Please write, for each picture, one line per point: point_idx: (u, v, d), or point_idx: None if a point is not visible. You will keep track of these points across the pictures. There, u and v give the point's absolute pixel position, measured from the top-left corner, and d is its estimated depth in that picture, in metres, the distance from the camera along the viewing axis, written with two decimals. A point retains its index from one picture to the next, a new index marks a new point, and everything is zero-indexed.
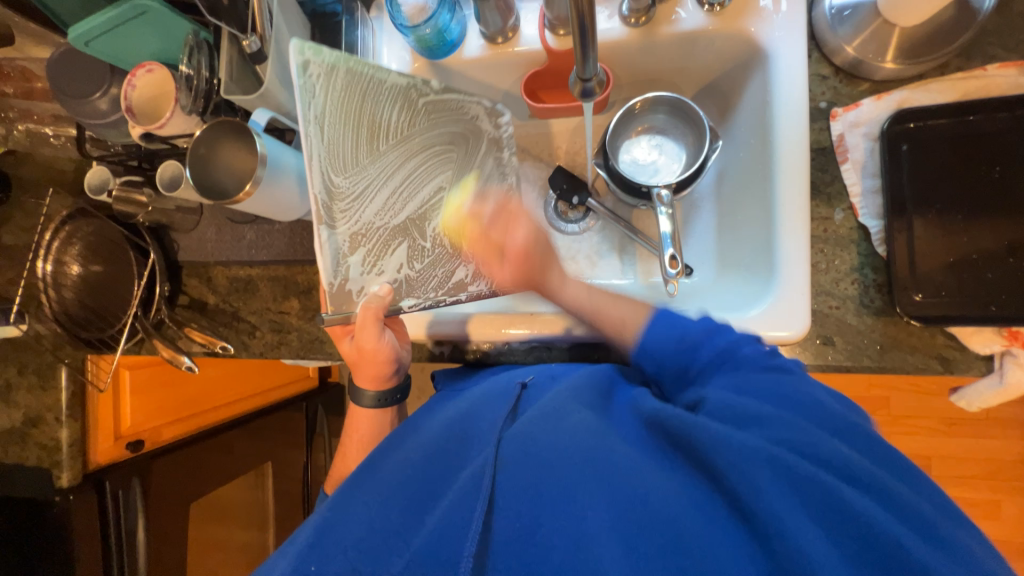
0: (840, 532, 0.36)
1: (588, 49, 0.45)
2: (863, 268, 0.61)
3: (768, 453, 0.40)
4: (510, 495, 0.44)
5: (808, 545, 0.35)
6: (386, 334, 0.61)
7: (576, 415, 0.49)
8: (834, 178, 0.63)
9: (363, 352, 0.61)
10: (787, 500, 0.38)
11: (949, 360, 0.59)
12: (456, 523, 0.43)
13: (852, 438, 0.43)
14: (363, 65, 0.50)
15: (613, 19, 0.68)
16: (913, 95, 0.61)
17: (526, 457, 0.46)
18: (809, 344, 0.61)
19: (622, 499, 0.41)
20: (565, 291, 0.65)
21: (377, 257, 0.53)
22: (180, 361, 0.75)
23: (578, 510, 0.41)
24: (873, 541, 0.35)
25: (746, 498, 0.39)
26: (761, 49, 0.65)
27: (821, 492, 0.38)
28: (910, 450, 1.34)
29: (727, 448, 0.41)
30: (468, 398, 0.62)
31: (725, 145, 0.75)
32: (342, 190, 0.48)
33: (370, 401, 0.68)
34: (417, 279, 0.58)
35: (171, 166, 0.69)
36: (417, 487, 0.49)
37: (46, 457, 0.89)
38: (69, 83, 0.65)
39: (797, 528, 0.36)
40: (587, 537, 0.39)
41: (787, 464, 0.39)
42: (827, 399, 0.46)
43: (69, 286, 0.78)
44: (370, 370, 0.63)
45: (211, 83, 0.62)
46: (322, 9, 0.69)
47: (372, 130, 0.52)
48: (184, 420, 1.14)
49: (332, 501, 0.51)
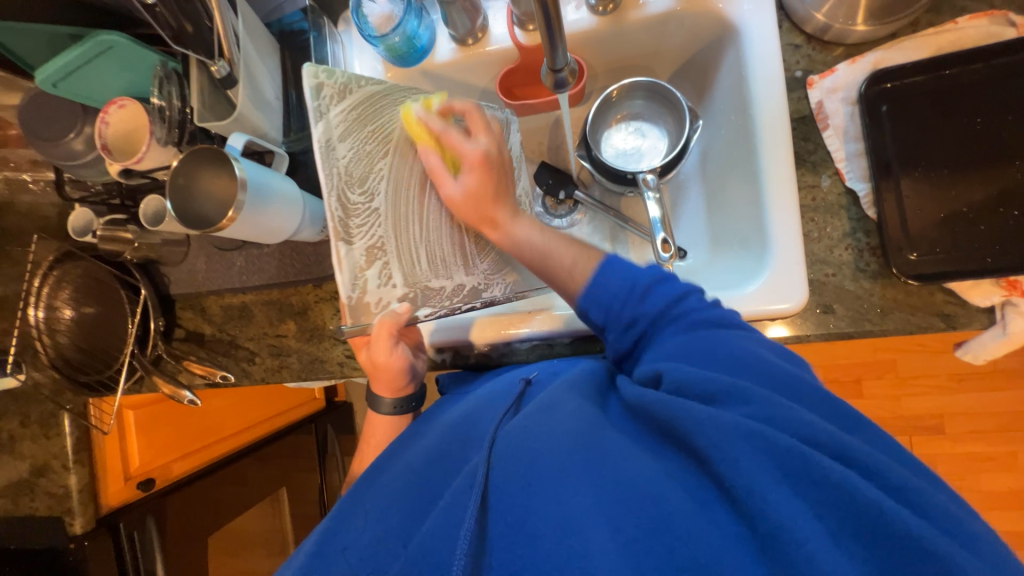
0: (821, 504, 0.36)
1: (557, 41, 0.46)
2: (856, 233, 0.61)
3: (748, 427, 0.39)
4: (503, 490, 0.43)
5: (787, 514, 0.35)
6: (400, 345, 0.63)
7: (570, 407, 0.47)
8: (817, 146, 0.63)
9: (378, 365, 0.62)
10: (767, 475, 0.37)
11: (952, 316, 0.58)
12: (451, 524, 0.42)
13: (824, 403, 0.43)
14: (372, 83, 0.53)
15: (581, 9, 0.67)
16: (887, 55, 0.61)
17: (517, 452, 0.44)
18: (809, 315, 0.61)
19: (607, 489, 0.40)
20: (516, 228, 0.60)
21: (390, 267, 0.52)
22: (181, 396, 0.75)
23: (565, 494, 0.40)
24: (855, 509, 0.35)
25: (729, 478, 0.38)
26: (730, 25, 0.64)
27: (799, 462, 0.37)
28: (920, 410, 1.34)
29: (709, 427, 0.40)
30: (472, 399, 0.60)
31: (706, 125, 0.75)
32: (355, 204, 0.50)
33: (388, 409, 0.67)
34: (434, 290, 0.57)
35: (154, 201, 0.68)
36: (417, 489, 0.49)
37: (57, 505, 0.88)
38: (41, 127, 0.65)
39: (777, 501, 0.35)
40: (575, 525, 0.38)
41: (768, 439, 0.38)
42: (770, 355, 0.46)
43: (62, 331, 0.77)
44: (390, 382, 0.65)
45: (184, 112, 0.61)
46: (291, 27, 0.69)
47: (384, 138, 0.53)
48: (193, 455, 1.13)
49: (335, 509, 0.53)
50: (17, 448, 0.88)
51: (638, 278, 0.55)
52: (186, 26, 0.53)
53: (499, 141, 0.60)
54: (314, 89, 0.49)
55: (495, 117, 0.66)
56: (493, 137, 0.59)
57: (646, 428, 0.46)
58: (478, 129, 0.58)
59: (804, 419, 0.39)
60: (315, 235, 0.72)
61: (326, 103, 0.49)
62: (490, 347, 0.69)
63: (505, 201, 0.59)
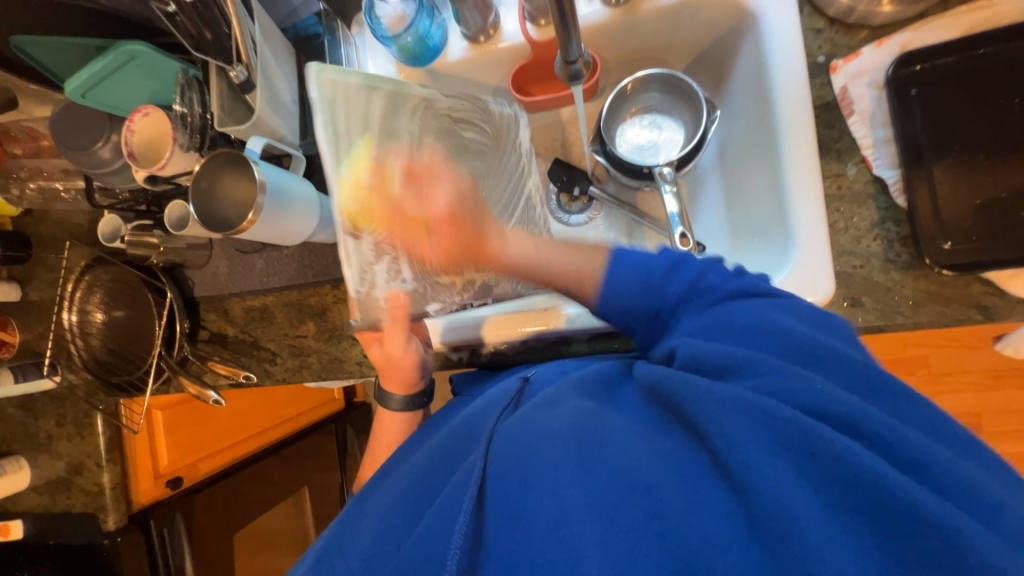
0: (823, 480, 0.34)
1: (571, 31, 0.45)
2: (885, 223, 0.58)
3: (746, 399, 0.38)
4: (498, 483, 0.43)
5: (784, 491, 0.34)
6: (413, 340, 0.66)
7: (570, 403, 0.46)
8: (842, 133, 0.61)
9: (392, 359, 0.64)
10: (763, 450, 0.36)
11: (990, 308, 0.55)
12: (449, 512, 0.43)
13: (836, 369, 0.41)
14: (378, 78, 0.51)
15: (593, 2, 0.67)
16: (917, 36, 0.58)
17: (514, 440, 0.45)
18: (836, 308, 0.59)
19: (605, 474, 0.39)
20: (513, 247, 0.58)
21: (398, 262, 0.54)
22: (207, 396, 0.77)
23: (556, 486, 0.40)
24: (858, 486, 0.33)
25: (723, 454, 0.37)
26: (747, 12, 0.63)
27: (799, 435, 0.35)
28: (955, 408, 1.28)
29: (707, 402, 0.39)
30: (479, 398, 0.59)
31: (723, 116, 0.74)
32: (364, 204, 0.49)
33: (398, 405, 0.69)
34: (443, 285, 0.61)
35: (177, 206, 0.70)
36: (424, 483, 0.50)
37: (91, 502, 0.91)
38: (71, 136, 0.67)
39: (770, 474, 0.35)
40: (567, 512, 0.39)
41: (767, 411, 0.37)
42: (800, 326, 0.43)
43: (95, 333, 0.81)
44: (396, 375, 0.66)
45: (205, 118, 0.63)
46: (305, 32, 0.70)
47: (389, 136, 0.52)
48: (217, 454, 1.15)
49: (345, 511, 0.54)
50: (54, 447, 0.92)
51: (652, 269, 0.51)
52: (205, 33, 0.54)
53: (463, 176, 0.57)
54: (320, 86, 0.45)
55: (500, 113, 0.71)
56: (458, 179, 0.56)
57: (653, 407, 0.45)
58: (440, 168, 0.55)
59: (810, 390, 0.38)
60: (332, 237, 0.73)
61: (333, 96, 0.46)
62: (507, 345, 0.69)
63: (491, 219, 0.58)
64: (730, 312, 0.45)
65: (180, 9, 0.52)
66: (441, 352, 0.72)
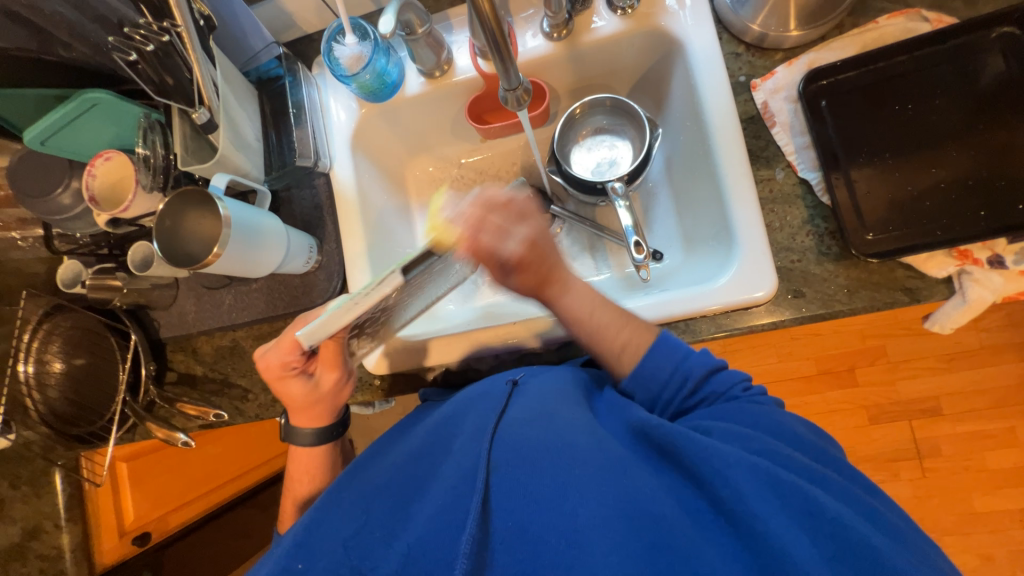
0: (818, 533, 0.39)
1: (507, 62, 0.51)
2: (814, 219, 0.64)
3: (751, 463, 0.43)
4: (504, 496, 0.45)
5: (791, 542, 0.38)
6: (313, 378, 0.62)
7: (563, 420, 0.52)
8: (768, 142, 0.67)
9: (319, 395, 0.62)
10: (770, 504, 0.40)
11: (914, 290, 0.60)
12: (451, 527, 0.44)
13: (814, 453, 0.48)
14: (428, 292, 0.63)
15: (537, 37, 0.73)
16: (820, 56, 0.66)
17: (517, 456, 0.48)
18: (781, 300, 0.63)
19: (614, 503, 0.43)
20: (570, 305, 0.61)
21: (388, 312, 0.58)
22: (175, 439, 0.74)
23: (569, 508, 0.43)
24: (850, 543, 0.38)
25: (731, 503, 0.41)
26: (675, 40, 0.70)
27: (800, 500, 0.40)
28: (916, 394, 1.35)
29: (711, 457, 0.44)
30: (452, 401, 0.62)
31: (666, 133, 0.80)
32: (387, 316, 0.60)
33: (307, 439, 0.65)
34: (389, 318, 0.62)
35: (141, 247, 0.69)
36: (404, 487, 0.50)
37: (50, 568, 0.85)
38: (29, 183, 0.67)
39: (778, 526, 0.39)
40: (578, 533, 0.41)
41: (770, 472, 0.42)
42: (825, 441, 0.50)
43: (53, 385, 0.77)
44: (315, 410, 0.63)
45: (168, 158, 0.65)
46: (267, 74, 0.74)
47: (421, 300, 0.64)
48: (191, 504, 1.11)
49: (319, 500, 0.52)
50: (6, 511, 0.85)
51: (691, 368, 0.55)
52: (167, 78, 0.57)
53: (539, 226, 0.59)
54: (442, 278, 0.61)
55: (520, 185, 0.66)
56: (530, 224, 0.59)
57: (643, 446, 0.49)
58: (522, 214, 0.59)
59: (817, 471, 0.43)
60: (302, 267, 0.73)
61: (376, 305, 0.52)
62: (479, 359, 0.71)
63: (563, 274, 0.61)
64: (752, 417, 0.50)
65: (141, 57, 0.55)
66: (415, 371, 0.73)
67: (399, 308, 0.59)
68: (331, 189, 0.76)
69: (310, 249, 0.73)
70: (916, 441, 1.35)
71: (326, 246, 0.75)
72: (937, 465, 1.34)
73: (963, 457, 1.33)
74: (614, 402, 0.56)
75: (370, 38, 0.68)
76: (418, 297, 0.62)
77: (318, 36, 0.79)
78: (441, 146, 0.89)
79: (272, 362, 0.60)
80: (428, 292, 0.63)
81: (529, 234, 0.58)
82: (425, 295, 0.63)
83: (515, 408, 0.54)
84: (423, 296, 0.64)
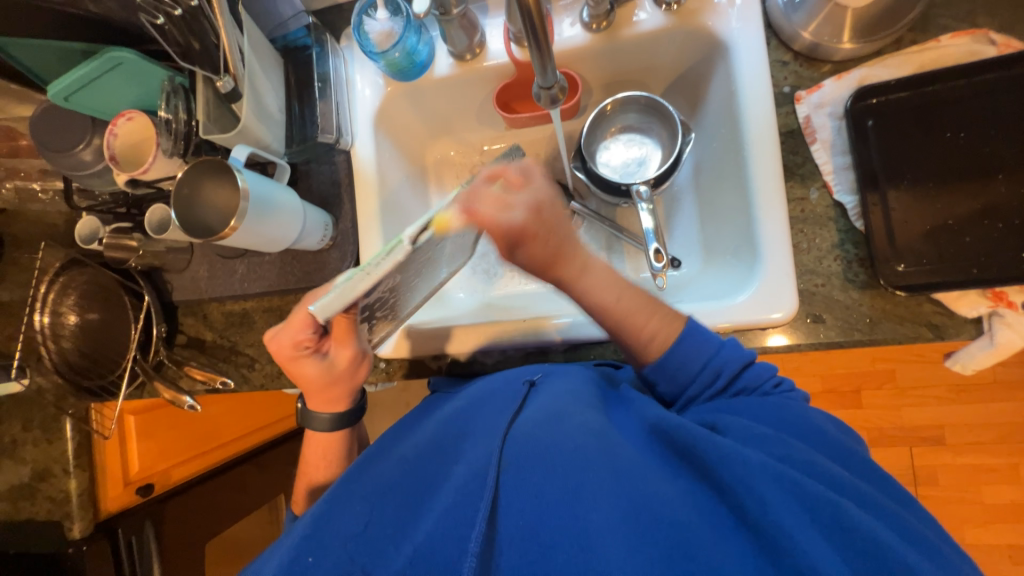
0: (846, 548, 0.38)
1: (546, 57, 0.50)
2: (844, 244, 0.62)
3: (774, 469, 0.42)
4: (515, 493, 0.45)
5: (813, 554, 0.37)
6: (326, 357, 0.61)
7: (580, 417, 0.51)
8: (806, 159, 0.64)
9: (336, 372, 0.62)
10: (794, 515, 0.40)
11: (939, 327, 0.59)
12: (462, 523, 0.44)
13: (840, 458, 0.47)
14: (427, 281, 0.65)
15: (575, 26, 0.70)
16: (872, 71, 0.63)
17: (531, 454, 0.47)
18: (800, 324, 0.62)
19: (629, 507, 0.43)
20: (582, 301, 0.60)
21: (396, 298, 0.61)
22: (182, 401, 0.76)
23: (584, 511, 0.43)
24: (878, 555, 0.37)
25: (752, 513, 0.41)
26: (720, 41, 0.66)
27: (827, 510, 0.40)
28: (920, 422, 1.33)
29: (734, 462, 0.43)
30: (464, 396, 0.62)
31: (698, 138, 0.77)
32: (396, 304, 0.63)
33: (324, 424, 0.66)
34: (397, 307, 0.64)
35: (159, 210, 0.69)
36: (416, 477, 0.51)
37: (57, 509, 0.88)
38: (51, 137, 0.67)
39: (803, 539, 0.38)
40: (591, 536, 0.41)
41: (794, 481, 0.41)
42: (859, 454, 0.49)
43: (67, 336, 0.78)
44: (331, 389, 0.63)
45: (190, 125, 0.64)
46: (294, 43, 0.72)
47: (424, 287, 0.67)
48: (194, 461, 1.14)
49: (329, 492, 0.52)
50: (18, 452, 0.88)
51: (724, 360, 0.56)
52: (193, 43, 0.55)
53: (544, 194, 0.59)
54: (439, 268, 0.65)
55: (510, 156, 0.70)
56: (537, 193, 0.59)
57: (661, 449, 0.49)
58: (519, 184, 0.58)
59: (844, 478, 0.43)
60: (316, 244, 0.73)
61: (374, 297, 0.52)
62: (485, 353, 0.71)
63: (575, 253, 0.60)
64: (769, 414, 0.51)
65: (168, 19, 0.53)
66: (421, 359, 0.73)
67: (402, 295, 0.62)
68: (350, 167, 0.74)
69: (325, 226, 0.73)
70: (913, 468, 1.34)
71: (342, 225, 0.75)
72: (932, 494, 1.33)
73: (959, 488, 1.32)
74: (634, 402, 0.56)
75: (402, 14, 0.66)
76: (419, 284, 0.64)
77: (348, 7, 0.76)
78: (465, 131, 0.86)
79: (283, 343, 0.60)
80: (433, 279, 0.67)
81: (534, 204, 0.57)
82: (422, 287, 0.66)
83: (530, 406, 0.54)
84: (429, 279, 0.65)
